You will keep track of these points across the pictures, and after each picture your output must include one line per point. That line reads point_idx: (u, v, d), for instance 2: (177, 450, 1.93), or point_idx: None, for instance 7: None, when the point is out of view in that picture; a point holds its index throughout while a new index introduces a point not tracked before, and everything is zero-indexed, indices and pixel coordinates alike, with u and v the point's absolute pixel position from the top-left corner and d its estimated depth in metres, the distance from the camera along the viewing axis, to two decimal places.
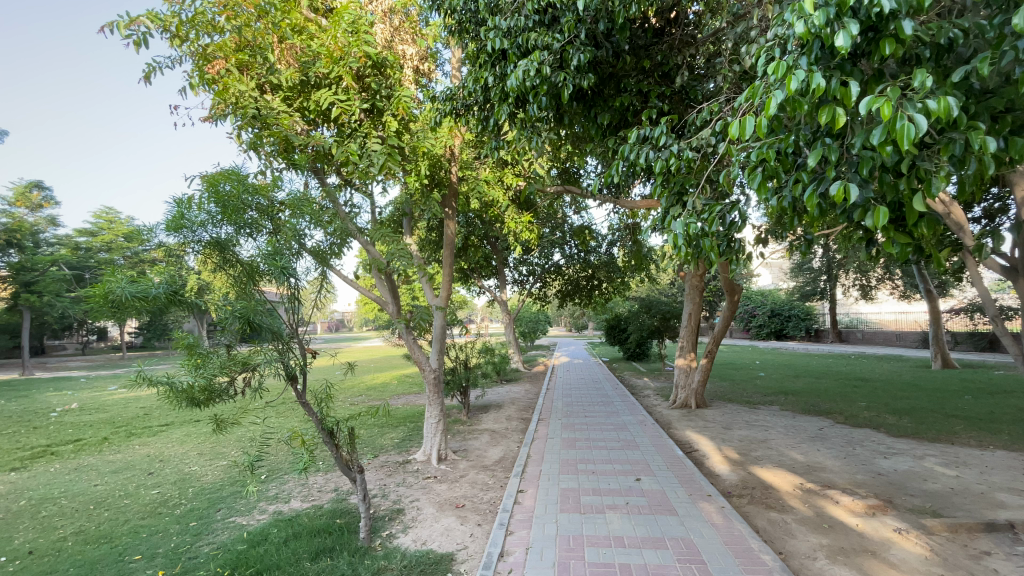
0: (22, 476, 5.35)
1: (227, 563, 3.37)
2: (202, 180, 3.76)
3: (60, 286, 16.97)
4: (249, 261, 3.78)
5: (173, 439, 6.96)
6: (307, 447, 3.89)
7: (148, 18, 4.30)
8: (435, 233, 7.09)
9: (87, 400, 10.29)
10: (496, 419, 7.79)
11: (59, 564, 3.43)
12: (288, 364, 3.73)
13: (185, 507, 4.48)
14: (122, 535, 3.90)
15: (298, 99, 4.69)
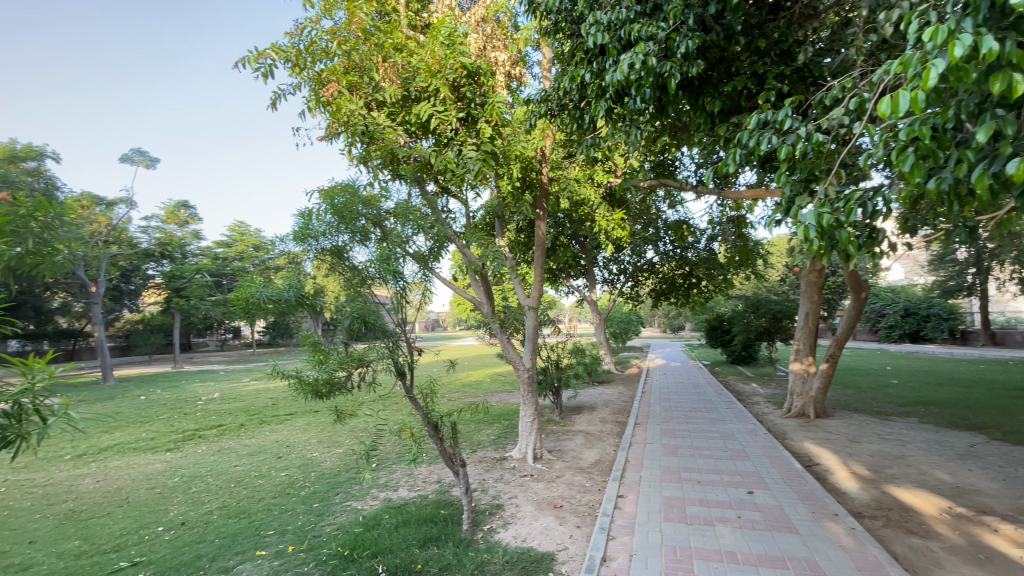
0: (177, 455, 6.26)
1: (347, 543, 3.68)
2: (321, 194, 4.16)
3: (203, 291, 19.62)
4: (361, 266, 4.09)
5: (296, 427, 7.74)
6: (416, 439, 4.10)
7: (273, 51, 4.83)
8: (525, 234, 7.15)
9: (228, 390, 11.83)
10: (590, 421, 7.69)
11: (208, 534, 3.95)
12: (398, 361, 3.97)
13: (309, 489, 4.97)
14: (258, 512, 4.40)
15: (400, 114, 4.99)
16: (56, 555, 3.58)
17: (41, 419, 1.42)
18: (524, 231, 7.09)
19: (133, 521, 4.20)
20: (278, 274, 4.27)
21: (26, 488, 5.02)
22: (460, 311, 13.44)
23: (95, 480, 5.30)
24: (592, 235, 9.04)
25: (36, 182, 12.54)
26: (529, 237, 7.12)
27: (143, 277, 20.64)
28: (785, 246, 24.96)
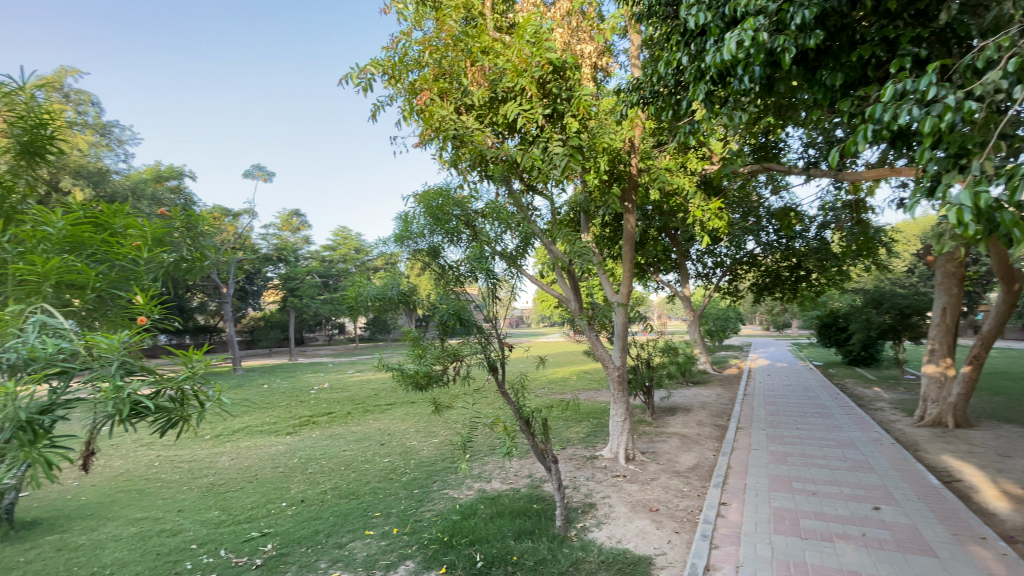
0: (295, 439, 6.96)
1: (446, 530, 3.85)
2: (417, 198, 4.36)
3: (313, 290, 21.56)
4: (453, 267, 4.24)
5: (396, 416, 8.25)
6: (509, 433, 4.16)
7: (373, 67, 5.15)
8: (611, 228, 6.95)
9: (335, 381, 12.92)
10: (685, 423, 7.34)
11: (324, 511, 4.34)
12: (489, 356, 4.10)
13: (409, 476, 5.28)
14: (365, 494, 4.76)
15: (488, 115, 5.08)
16: (202, 522, 4.12)
17: (198, 403, 1.61)
18: (611, 225, 6.91)
19: (261, 496, 4.73)
20: (375, 273, 4.55)
21: (178, 463, 5.85)
22: (545, 308, 13.45)
23: (230, 458, 6.05)
24: (685, 227, 8.59)
25: (178, 198, 14.52)
26: (617, 231, 6.91)
27: (263, 279, 23.14)
28: (915, 232, 21.89)
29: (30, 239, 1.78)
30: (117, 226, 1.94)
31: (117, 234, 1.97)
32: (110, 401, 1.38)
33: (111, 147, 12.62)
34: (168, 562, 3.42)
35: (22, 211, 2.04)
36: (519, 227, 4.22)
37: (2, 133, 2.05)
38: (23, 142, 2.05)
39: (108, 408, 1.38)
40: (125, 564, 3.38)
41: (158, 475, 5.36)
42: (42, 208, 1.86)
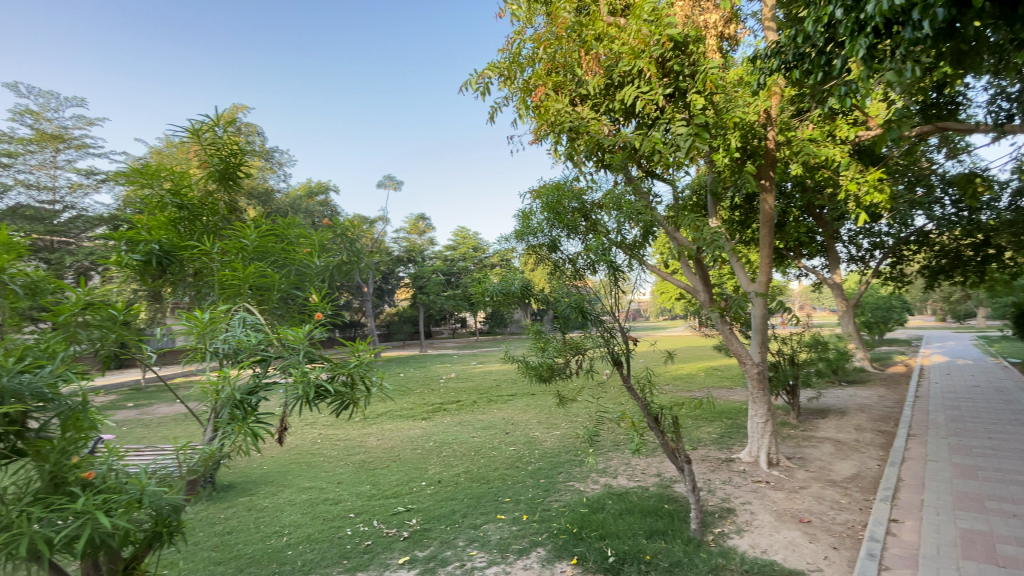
0: (429, 424, 7.55)
1: (575, 521, 3.88)
2: (533, 195, 4.40)
3: (438, 287, 22.99)
4: (571, 261, 4.20)
5: (518, 407, 8.50)
6: (636, 429, 4.02)
7: (489, 70, 5.31)
8: (742, 211, 6.36)
9: (461, 371, 13.73)
10: (839, 427, 6.49)
11: (458, 493, 4.63)
12: (613, 350, 4.02)
13: (535, 465, 5.41)
14: (495, 479, 4.99)
15: (604, 103, 4.91)
16: (357, 494, 4.66)
17: (365, 388, 1.79)
18: (743, 207, 6.31)
19: (404, 475, 5.20)
20: (492, 269, 4.70)
21: (334, 441, 6.66)
22: (666, 301, 12.83)
23: (376, 439, 6.75)
24: (833, 205, 7.55)
25: (326, 210, 16.56)
26: (749, 214, 6.31)
27: (396, 279, 25.36)
28: None
29: (233, 251, 2.16)
30: (289, 237, 2.25)
31: (292, 242, 2.31)
32: (300, 385, 1.61)
33: (274, 170, 14.82)
34: (332, 527, 3.92)
35: (221, 228, 2.47)
36: (649, 216, 4.00)
37: (204, 165, 2.49)
38: (219, 170, 2.47)
39: (298, 391, 1.61)
40: (300, 526, 3.95)
41: (320, 451, 6.16)
42: (238, 225, 2.25)
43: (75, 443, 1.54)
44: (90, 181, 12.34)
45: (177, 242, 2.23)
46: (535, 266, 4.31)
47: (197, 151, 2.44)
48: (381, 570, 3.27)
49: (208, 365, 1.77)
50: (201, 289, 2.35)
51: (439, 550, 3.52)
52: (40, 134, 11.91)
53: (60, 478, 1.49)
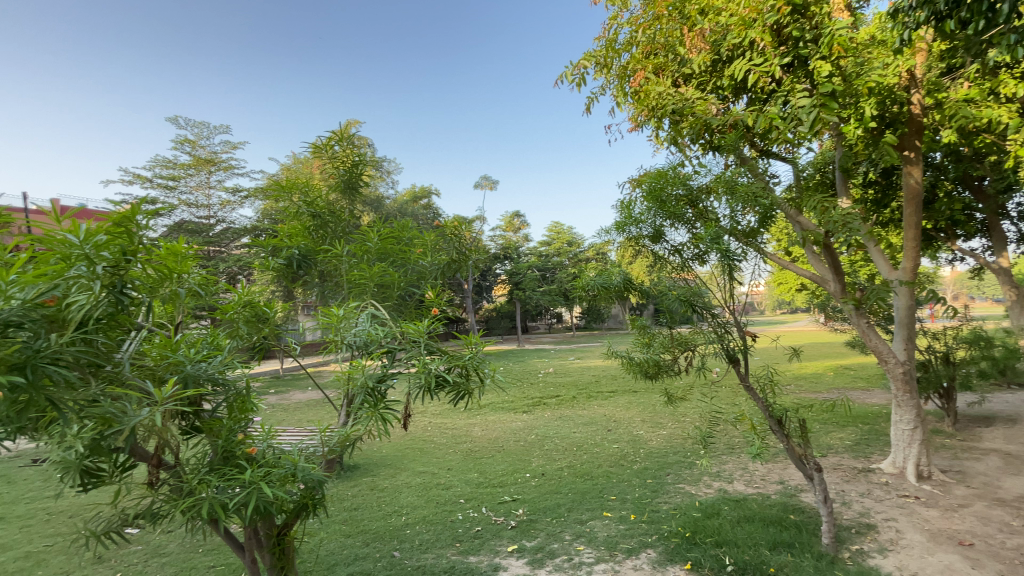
0: (531, 417, 7.66)
1: (687, 525, 3.69)
2: (632, 184, 4.23)
3: (534, 282, 23.16)
4: (676, 254, 3.97)
5: (620, 404, 8.31)
6: (757, 432, 3.71)
7: (586, 60, 5.21)
8: (878, 188, 5.57)
9: (560, 366, 13.75)
10: (1011, 438, 5.45)
11: (563, 487, 4.64)
12: (728, 346, 3.67)
13: (641, 464, 5.25)
14: (600, 476, 4.93)
15: (711, 81, 4.58)
16: (466, 481, 4.87)
17: (479, 378, 1.85)
18: (878, 183, 5.53)
19: (509, 465, 5.34)
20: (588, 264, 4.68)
21: (443, 429, 7.03)
22: (783, 293, 11.71)
23: (481, 429, 6.99)
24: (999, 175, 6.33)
25: (428, 212, 17.50)
26: (888, 191, 5.50)
27: (493, 276, 26.08)
28: None
29: (360, 253, 2.37)
30: (405, 239, 2.41)
31: (408, 243, 2.47)
32: (422, 373, 1.71)
33: (383, 177, 15.99)
34: (445, 510, 4.14)
35: (349, 231, 2.72)
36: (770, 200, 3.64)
37: (330, 176, 2.72)
38: (344, 180, 2.69)
39: (421, 380, 1.71)
40: (415, 507, 4.22)
41: (430, 438, 6.52)
42: (362, 229, 2.46)
43: (238, 423, 1.77)
44: (236, 197, 14.25)
45: (311, 246, 2.49)
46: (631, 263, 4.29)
47: (325, 164, 2.69)
48: (492, 555, 3.38)
49: (343, 355, 1.96)
50: (332, 288, 2.60)
51: (546, 542, 3.55)
52: (197, 159, 13.96)
53: (230, 452, 1.72)
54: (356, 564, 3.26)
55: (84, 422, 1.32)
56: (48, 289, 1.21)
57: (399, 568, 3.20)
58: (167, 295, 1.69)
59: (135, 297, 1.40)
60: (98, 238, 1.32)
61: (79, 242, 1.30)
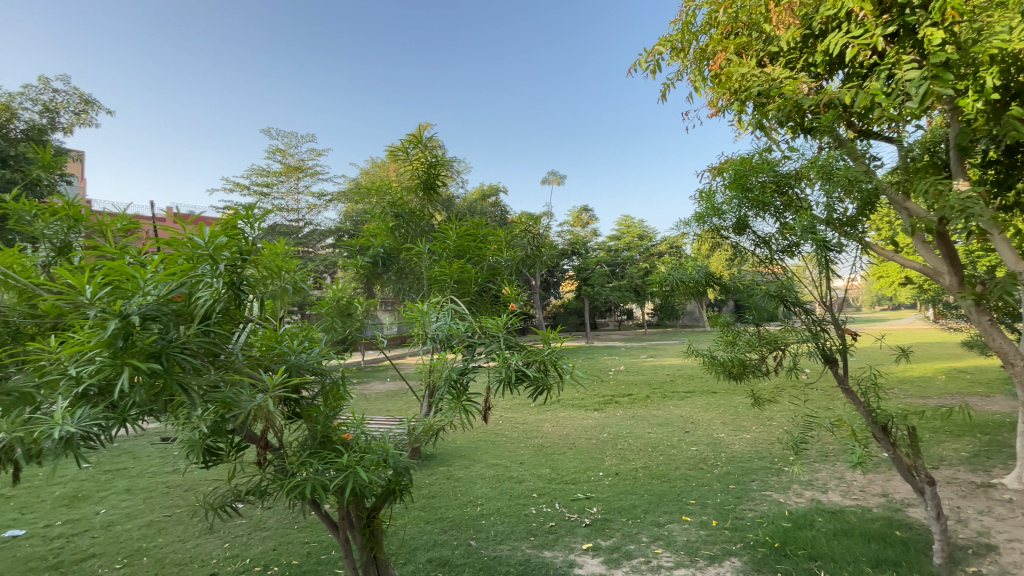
0: (602, 415, 7.55)
1: (775, 535, 3.47)
2: (713, 172, 3.99)
3: (603, 278, 22.79)
4: (759, 248, 3.69)
5: (698, 405, 7.96)
6: (857, 439, 3.40)
7: (661, 45, 5.01)
8: (1000, 168, 4.73)
9: (631, 364, 13.42)
10: None
11: (638, 488, 4.53)
12: (823, 346, 3.38)
13: (722, 469, 5.00)
14: (677, 479, 4.76)
15: (801, 58, 4.23)
16: (538, 476, 4.89)
17: (558, 374, 1.84)
18: (1000, 162, 4.71)
19: (581, 463, 5.29)
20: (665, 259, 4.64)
21: (514, 423, 7.11)
22: (884, 287, 10.61)
23: (552, 425, 6.99)
24: None
25: (496, 209, 17.72)
26: (1012, 170, 4.66)
27: (562, 272, 25.94)
28: None
29: (439, 250, 2.45)
30: (481, 236, 2.45)
31: (483, 240, 2.50)
32: (502, 367, 1.73)
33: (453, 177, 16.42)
34: (518, 504, 4.18)
35: (429, 229, 2.80)
36: (876, 189, 3.26)
37: (412, 176, 2.82)
38: (424, 181, 2.78)
39: (500, 373, 1.73)
40: (490, 498, 4.31)
41: (501, 432, 6.62)
42: (441, 227, 2.53)
43: (333, 410, 1.90)
44: (320, 201, 15.27)
45: (395, 245, 2.62)
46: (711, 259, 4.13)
47: (407, 166, 2.79)
48: (566, 552, 3.37)
49: (427, 348, 2.02)
50: (414, 284, 2.72)
51: (622, 543, 3.48)
52: (286, 166, 15.13)
53: (327, 437, 1.84)
54: (436, 549, 3.39)
55: (207, 405, 1.47)
56: (178, 287, 1.34)
57: (475, 556, 3.28)
58: (276, 290, 1.85)
59: (248, 293, 1.55)
60: (218, 240, 1.47)
61: (203, 244, 1.45)
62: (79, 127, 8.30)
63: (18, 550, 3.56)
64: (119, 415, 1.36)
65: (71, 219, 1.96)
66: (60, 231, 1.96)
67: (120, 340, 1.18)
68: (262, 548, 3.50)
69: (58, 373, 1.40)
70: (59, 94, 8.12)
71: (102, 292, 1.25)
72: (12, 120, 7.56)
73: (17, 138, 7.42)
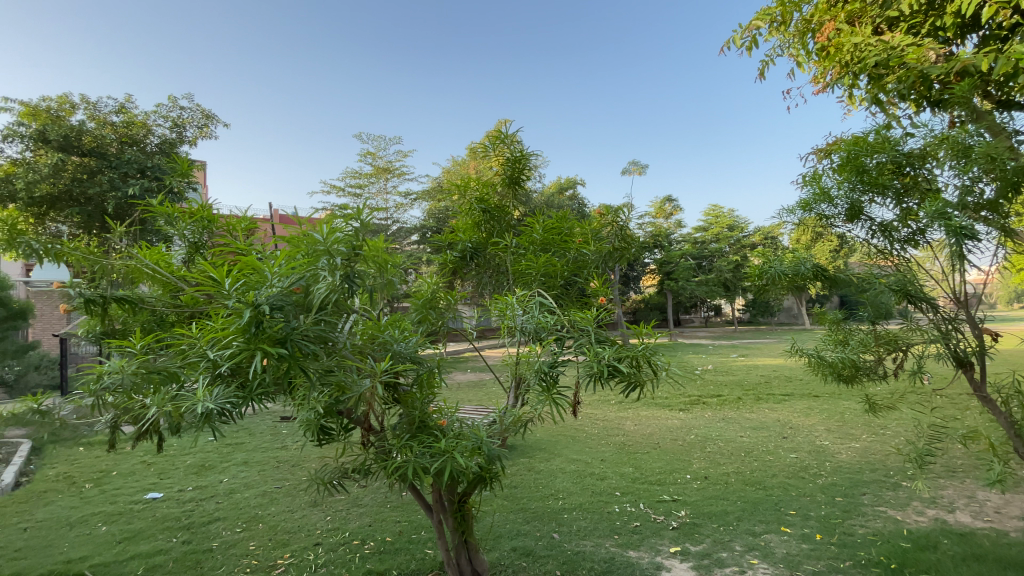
0: (689, 416, 7.23)
1: (891, 556, 3.13)
2: (821, 155, 3.65)
3: (688, 272, 21.75)
4: (872, 240, 3.36)
5: (797, 409, 7.35)
6: (996, 455, 2.96)
7: (759, 19, 4.65)
8: None
9: (720, 363, 12.69)
10: None
11: (729, 494, 4.28)
12: (954, 349, 3.01)
13: (826, 479, 4.59)
14: (774, 487, 4.44)
15: (927, 21, 3.73)
16: (621, 474, 4.79)
17: (652, 371, 1.78)
18: None
19: (666, 464, 5.10)
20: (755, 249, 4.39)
21: (595, 419, 7.01)
22: None
23: (634, 423, 6.82)
24: None
25: (574, 202, 17.50)
26: None
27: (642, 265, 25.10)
28: None
29: (526, 244, 2.47)
30: (567, 228, 2.43)
31: (569, 232, 2.48)
32: (592, 362, 1.71)
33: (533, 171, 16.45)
34: (601, 500, 4.14)
35: (515, 224, 2.82)
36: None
37: (498, 172, 2.83)
38: (508, 176, 2.77)
39: (592, 368, 1.71)
40: (572, 493, 4.30)
41: (582, 427, 6.56)
42: (528, 221, 2.54)
43: (427, 397, 1.98)
44: (406, 200, 16.02)
45: (482, 240, 2.72)
46: (813, 250, 3.79)
47: (494, 161, 2.82)
48: (653, 554, 3.28)
49: (516, 341, 2.04)
50: (502, 278, 2.76)
51: (713, 549, 3.33)
52: (376, 168, 16.04)
53: (424, 422, 1.95)
54: (520, 539, 3.45)
55: (325, 386, 1.61)
56: (298, 279, 1.49)
57: (559, 549, 3.30)
58: (382, 283, 1.97)
59: (360, 284, 1.66)
60: (334, 235, 1.59)
61: (321, 239, 1.58)
62: (201, 139, 9.36)
63: (159, 510, 4.12)
64: (248, 395, 1.52)
65: (201, 221, 2.22)
66: (191, 231, 2.22)
67: (253, 327, 1.32)
68: (359, 523, 3.77)
69: (197, 356, 1.59)
70: (185, 111, 9.21)
71: (237, 284, 1.41)
72: (149, 136, 8.60)
73: (153, 152, 8.52)
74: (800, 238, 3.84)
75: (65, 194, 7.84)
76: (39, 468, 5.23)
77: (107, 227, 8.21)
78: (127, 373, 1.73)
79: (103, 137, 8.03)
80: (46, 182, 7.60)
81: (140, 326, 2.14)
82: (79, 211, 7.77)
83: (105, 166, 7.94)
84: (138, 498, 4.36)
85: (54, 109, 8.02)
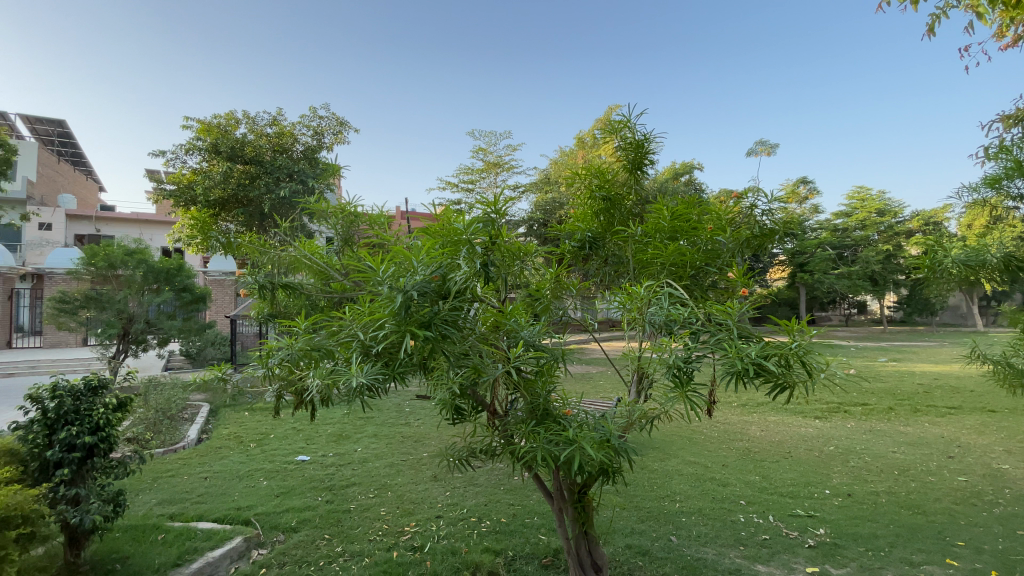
0: (826, 425, 6.48)
1: None
2: (1014, 122, 3.00)
3: (826, 264, 19.37)
4: None
5: (968, 426, 6.22)
6: None
7: None
8: None
9: (865, 367, 11.16)
10: None
11: (878, 515, 3.76)
12: None
13: (1008, 510, 3.83)
14: (936, 513, 3.81)
15: None
16: (746, 483, 4.44)
17: (806, 371, 1.61)
18: None
19: (799, 475, 4.63)
20: (918, 236, 3.77)
21: (714, 421, 6.58)
22: None
23: (759, 429, 6.29)
24: None
25: (690, 190, 16.51)
26: None
27: None
28: None
29: (652, 232, 2.32)
30: (695, 215, 2.28)
31: (698, 220, 2.32)
32: (733, 358, 1.58)
33: None
34: (723, 508, 3.88)
35: (636, 213, 2.72)
36: None
37: (620, 159, 2.74)
38: (631, 163, 2.67)
39: (733, 366, 1.58)
40: (689, 496, 4.09)
41: (700, 429, 6.19)
42: (653, 208, 2.40)
43: (550, 385, 1.99)
44: (515, 193, 16.34)
45: (602, 229, 2.63)
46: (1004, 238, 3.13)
47: (616, 148, 2.72)
48: (785, 571, 3.00)
49: (643, 334, 1.97)
50: (620, 269, 2.67)
51: None
52: (488, 163, 16.57)
53: (548, 410, 1.97)
54: (635, 537, 3.37)
55: (460, 368, 1.72)
56: (437, 268, 1.58)
57: (677, 553, 3.16)
58: (508, 272, 2.02)
59: (492, 273, 1.75)
60: (475, 225, 1.72)
61: (461, 230, 1.69)
62: (336, 144, 10.39)
63: (306, 471, 4.70)
64: (393, 372, 1.66)
65: (348, 216, 2.43)
66: (339, 226, 2.44)
67: (403, 311, 1.46)
68: (475, 502, 3.95)
69: (349, 337, 1.77)
70: (323, 120, 10.30)
71: (389, 271, 1.55)
72: (295, 144, 9.75)
73: (298, 158, 9.65)
74: (985, 224, 3.20)
75: (232, 198, 9.20)
76: (216, 427, 6.26)
77: (264, 225, 9.49)
78: (294, 348, 1.99)
79: (260, 147, 9.26)
80: (219, 187, 8.99)
81: (299, 310, 2.42)
82: (243, 212, 9.07)
83: (262, 172, 9.18)
84: (290, 460, 5.02)
85: (223, 125, 9.42)
